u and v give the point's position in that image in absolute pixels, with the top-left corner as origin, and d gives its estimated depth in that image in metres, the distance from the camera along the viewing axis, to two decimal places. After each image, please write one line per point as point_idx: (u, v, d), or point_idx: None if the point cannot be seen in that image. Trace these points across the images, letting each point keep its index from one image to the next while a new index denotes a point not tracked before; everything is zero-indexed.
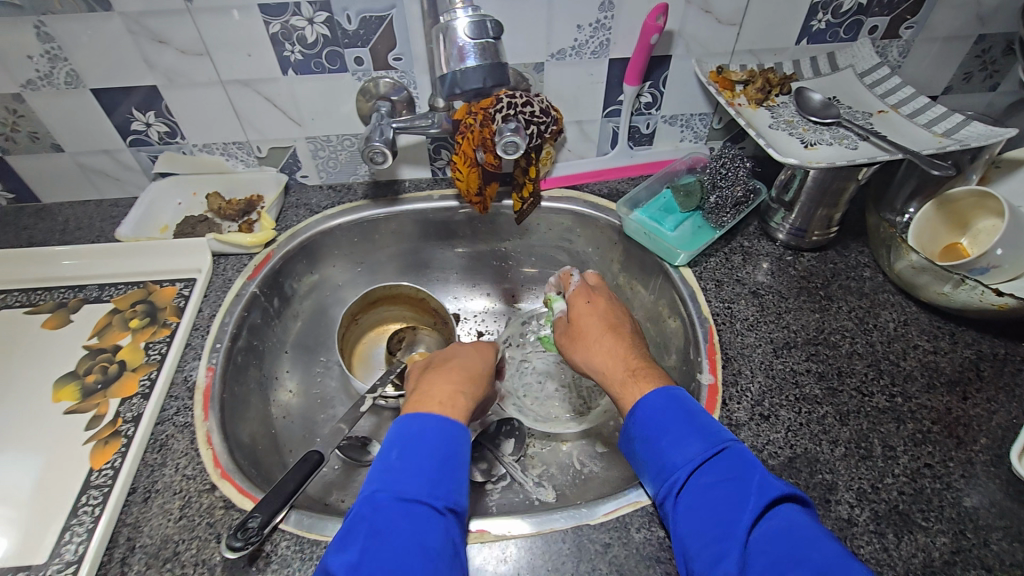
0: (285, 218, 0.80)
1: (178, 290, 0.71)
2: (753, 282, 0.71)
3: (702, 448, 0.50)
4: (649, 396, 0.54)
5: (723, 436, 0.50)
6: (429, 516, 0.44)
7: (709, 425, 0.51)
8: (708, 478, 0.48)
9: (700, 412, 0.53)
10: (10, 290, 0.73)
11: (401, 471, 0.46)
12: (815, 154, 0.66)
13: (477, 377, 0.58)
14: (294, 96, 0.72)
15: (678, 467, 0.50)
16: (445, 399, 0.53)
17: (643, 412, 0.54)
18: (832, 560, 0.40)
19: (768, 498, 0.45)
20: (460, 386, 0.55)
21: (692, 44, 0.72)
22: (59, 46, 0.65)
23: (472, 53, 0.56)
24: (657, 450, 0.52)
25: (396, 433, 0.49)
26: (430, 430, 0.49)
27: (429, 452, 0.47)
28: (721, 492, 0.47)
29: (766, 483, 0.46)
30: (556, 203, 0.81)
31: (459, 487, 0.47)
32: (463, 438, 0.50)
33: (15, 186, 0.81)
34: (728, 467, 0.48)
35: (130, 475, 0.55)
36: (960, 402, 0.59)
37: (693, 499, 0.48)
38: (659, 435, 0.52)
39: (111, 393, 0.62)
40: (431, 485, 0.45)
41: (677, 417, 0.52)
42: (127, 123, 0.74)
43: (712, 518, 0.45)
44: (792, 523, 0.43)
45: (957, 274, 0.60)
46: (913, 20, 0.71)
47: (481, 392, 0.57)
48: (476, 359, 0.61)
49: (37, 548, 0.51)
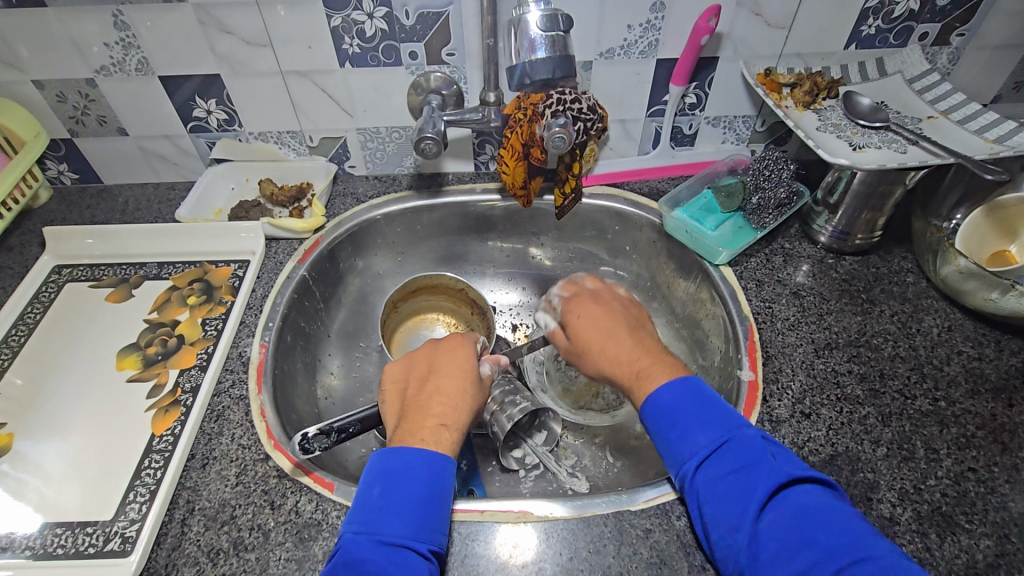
0: (334, 206, 0.83)
1: (232, 271, 0.75)
2: (794, 283, 0.71)
3: (708, 440, 0.49)
4: (663, 389, 0.52)
5: (733, 425, 0.49)
6: (410, 559, 0.45)
7: (720, 413, 0.50)
8: (717, 471, 0.47)
9: (704, 398, 0.51)
10: (75, 265, 0.77)
11: (382, 511, 0.46)
12: (864, 157, 0.67)
13: (462, 393, 0.55)
14: (348, 88, 0.75)
15: (687, 459, 0.49)
16: (426, 437, 0.50)
17: (653, 405, 0.52)
18: (845, 542, 0.41)
19: (778, 483, 0.45)
20: (440, 417, 0.52)
21: (740, 47, 0.73)
22: (133, 35, 0.69)
23: (542, 45, 0.58)
24: (668, 443, 0.51)
25: (379, 466, 0.49)
26: (414, 466, 0.48)
27: (410, 494, 0.47)
28: (731, 481, 0.46)
29: (776, 470, 0.46)
30: (597, 199, 0.83)
31: (439, 527, 0.48)
32: (446, 470, 0.49)
33: (80, 168, 0.85)
34: (738, 457, 0.47)
35: (189, 442, 0.58)
36: (1006, 409, 0.59)
37: (706, 490, 0.47)
38: (668, 428, 0.51)
39: (170, 364, 0.65)
40: (409, 529, 0.46)
41: (689, 409, 0.51)
42: (190, 110, 0.77)
43: (724, 509, 0.46)
44: (804, 506, 0.44)
45: (1008, 280, 0.59)
46: (964, 27, 0.71)
47: (468, 416, 0.54)
48: (462, 374, 0.57)
49: (103, 505, 0.54)
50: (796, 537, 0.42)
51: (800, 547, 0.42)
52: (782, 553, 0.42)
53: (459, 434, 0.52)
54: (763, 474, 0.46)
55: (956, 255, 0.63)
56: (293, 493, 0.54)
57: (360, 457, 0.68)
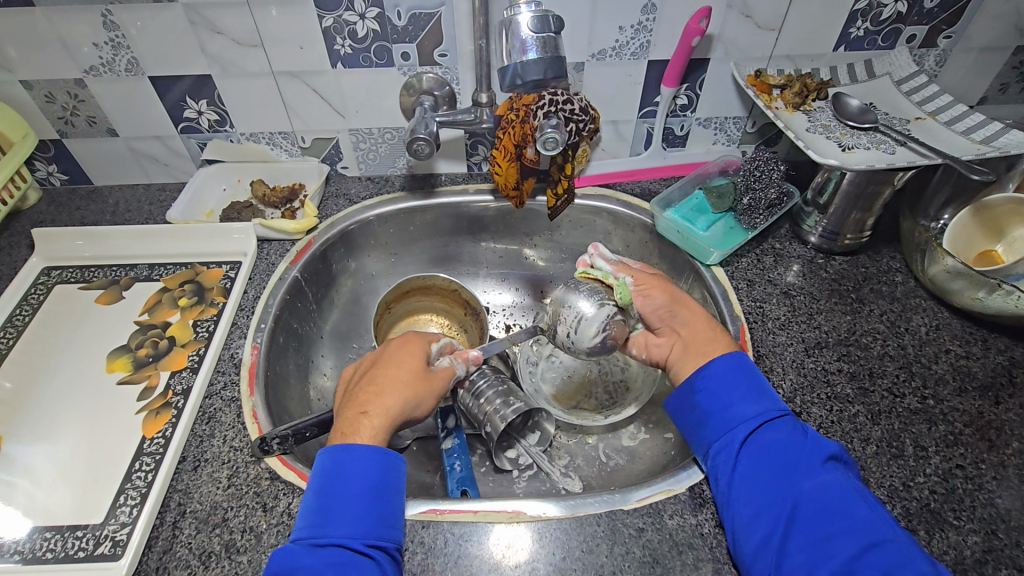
0: (326, 207, 0.82)
1: (224, 272, 0.74)
2: (785, 283, 0.72)
3: (764, 409, 0.52)
4: (722, 357, 0.56)
5: (782, 402, 0.54)
6: (345, 558, 0.45)
7: (771, 391, 0.54)
8: (768, 436, 0.51)
9: (760, 376, 0.55)
10: (65, 267, 0.76)
11: (318, 514, 0.47)
12: (853, 158, 0.68)
13: (394, 382, 0.56)
14: (341, 89, 0.75)
15: (740, 422, 0.52)
16: (347, 429, 0.52)
17: (705, 374, 0.55)
18: (879, 519, 0.45)
19: (823, 458, 0.49)
20: (363, 404, 0.54)
21: (731, 48, 0.73)
22: (123, 35, 0.68)
23: (533, 46, 0.58)
24: (718, 406, 0.53)
25: (315, 471, 0.50)
26: (346, 464, 0.49)
27: (343, 493, 0.48)
28: (781, 449, 0.50)
29: (821, 446, 0.50)
30: (589, 200, 0.83)
31: (378, 520, 0.48)
32: (379, 465, 0.50)
33: (69, 169, 0.84)
34: (787, 429, 0.51)
35: (180, 445, 0.57)
36: (993, 406, 0.59)
37: (753, 452, 0.50)
38: (723, 393, 0.54)
39: (161, 366, 0.65)
40: (343, 528, 0.46)
41: (747, 377, 0.54)
42: (180, 111, 0.77)
43: (772, 472, 0.49)
44: (845, 483, 0.47)
45: (994, 279, 0.60)
46: (950, 29, 0.72)
47: (396, 404, 0.55)
48: (404, 366, 0.58)
49: (94, 509, 0.53)
50: (838, 507, 0.45)
51: (841, 516, 0.45)
52: (825, 519, 0.45)
53: (382, 421, 0.53)
54: (810, 448, 0.50)
55: (943, 254, 0.64)
56: (285, 495, 0.54)
57: None
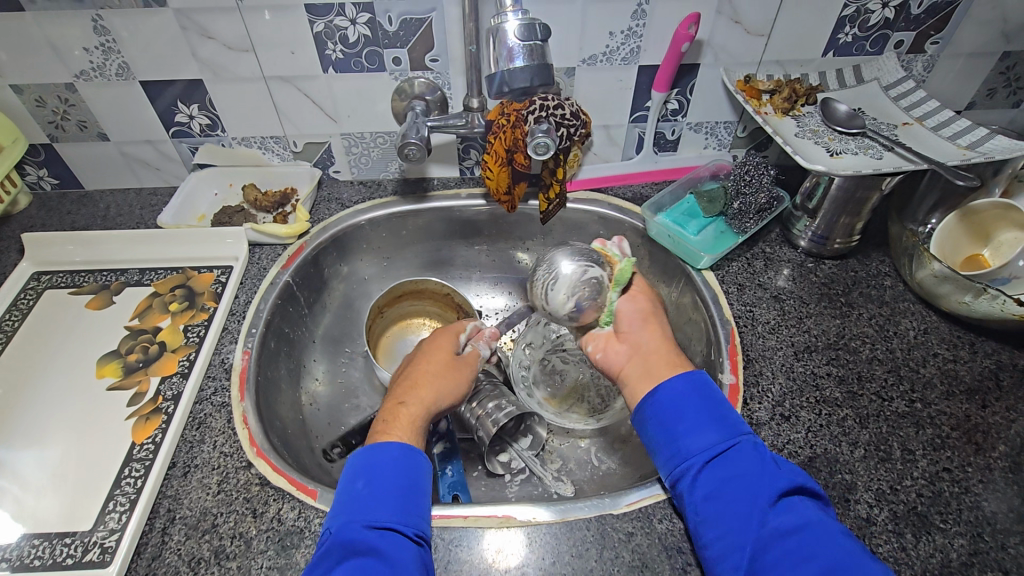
0: (318, 211, 0.82)
1: (215, 277, 0.74)
2: (775, 287, 0.72)
3: (716, 438, 0.50)
4: (672, 380, 0.54)
5: (740, 426, 0.51)
6: (399, 542, 0.45)
7: (727, 415, 0.52)
8: (720, 471, 0.48)
9: (717, 398, 0.53)
10: (55, 271, 0.76)
11: (369, 499, 0.47)
12: (841, 163, 0.68)
13: (426, 375, 0.59)
14: (332, 94, 0.75)
15: (692, 454, 0.50)
16: (387, 418, 0.54)
17: (654, 400, 0.53)
18: (844, 558, 0.41)
19: (781, 490, 0.46)
20: (400, 396, 0.56)
21: (721, 54, 0.74)
22: (113, 39, 0.68)
23: (520, 54, 0.58)
24: (670, 436, 0.52)
25: (359, 461, 0.50)
26: (393, 455, 0.50)
27: (393, 481, 0.48)
28: (735, 483, 0.47)
29: (779, 477, 0.47)
30: (581, 204, 0.83)
31: (424, 514, 0.48)
32: (421, 460, 0.51)
33: (60, 173, 0.84)
34: (741, 459, 0.48)
35: (170, 451, 0.57)
36: (979, 410, 0.60)
37: (708, 489, 0.48)
38: (674, 422, 0.52)
39: (152, 371, 0.64)
40: (397, 515, 0.47)
41: (697, 402, 0.52)
42: (171, 115, 0.77)
43: (729, 510, 0.46)
44: (805, 518, 0.44)
45: (980, 283, 0.61)
46: (938, 35, 0.73)
47: (433, 394, 0.57)
48: (433, 360, 0.61)
49: (82, 515, 0.53)
50: (799, 547, 0.42)
51: (803, 557, 0.41)
52: (785, 563, 0.42)
53: (420, 409, 0.55)
54: (766, 480, 0.47)
55: (930, 259, 0.64)
56: (276, 501, 0.54)
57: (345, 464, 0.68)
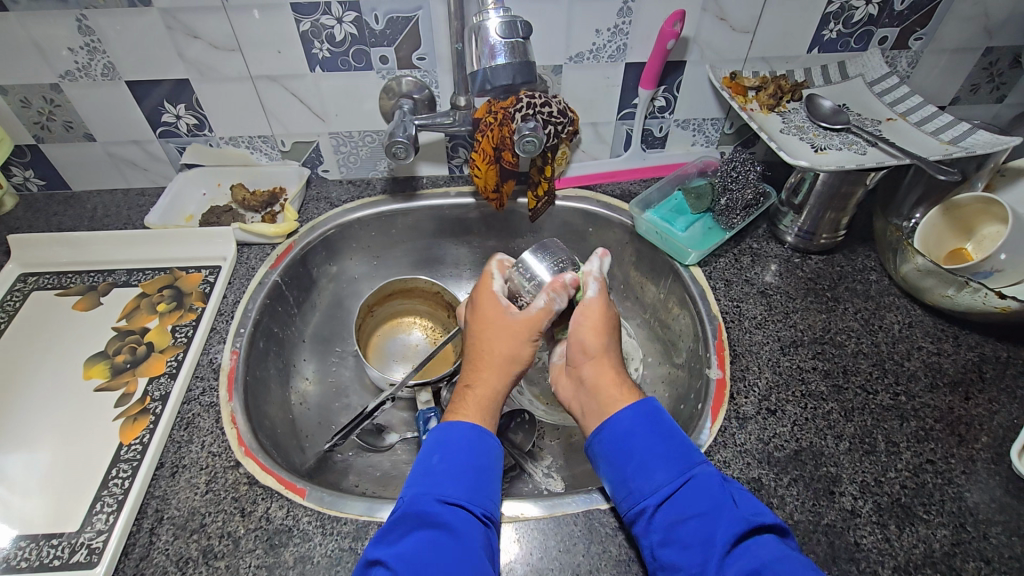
0: (306, 210, 0.82)
1: (203, 277, 0.74)
2: (761, 283, 0.73)
3: (667, 478, 0.48)
4: (620, 416, 0.52)
5: (692, 460, 0.50)
6: (467, 520, 0.46)
7: (679, 448, 0.50)
8: (674, 512, 0.47)
9: (670, 431, 0.52)
10: (41, 273, 0.75)
11: (441, 475, 0.48)
12: (825, 158, 0.69)
13: (483, 353, 0.57)
14: (319, 93, 0.75)
15: (645, 495, 0.48)
16: (457, 403, 0.55)
17: (603, 440, 0.52)
18: None
19: (738, 531, 0.44)
20: (466, 379, 0.56)
21: (707, 51, 0.74)
22: (98, 39, 0.68)
23: (502, 52, 0.58)
24: (622, 475, 0.50)
25: (438, 436, 0.52)
26: (469, 434, 0.51)
27: (466, 460, 0.49)
28: (691, 524, 0.46)
29: (735, 515, 0.45)
30: (570, 202, 0.84)
31: (494, 496, 0.49)
32: (494, 446, 0.52)
33: (46, 174, 0.84)
34: (694, 497, 0.47)
35: (158, 451, 0.57)
36: (963, 402, 0.60)
37: (663, 532, 0.47)
38: (625, 461, 0.50)
39: (139, 372, 0.64)
40: (469, 493, 0.48)
41: (646, 439, 0.51)
42: (158, 115, 0.77)
43: (687, 554, 0.45)
44: (765, 558, 0.42)
45: (962, 277, 0.61)
46: (921, 31, 0.73)
47: (497, 373, 0.56)
48: (487, 331, 0.58)
49: (70, 516, 0.53)
50: None
51: None
52: None
53: (487, 391, 0.55)
54: (721, 520, 0.45)
55: (914, 253, 0.65)
56: (264, 500, 0.54)
57: (336, 463, 0.68)
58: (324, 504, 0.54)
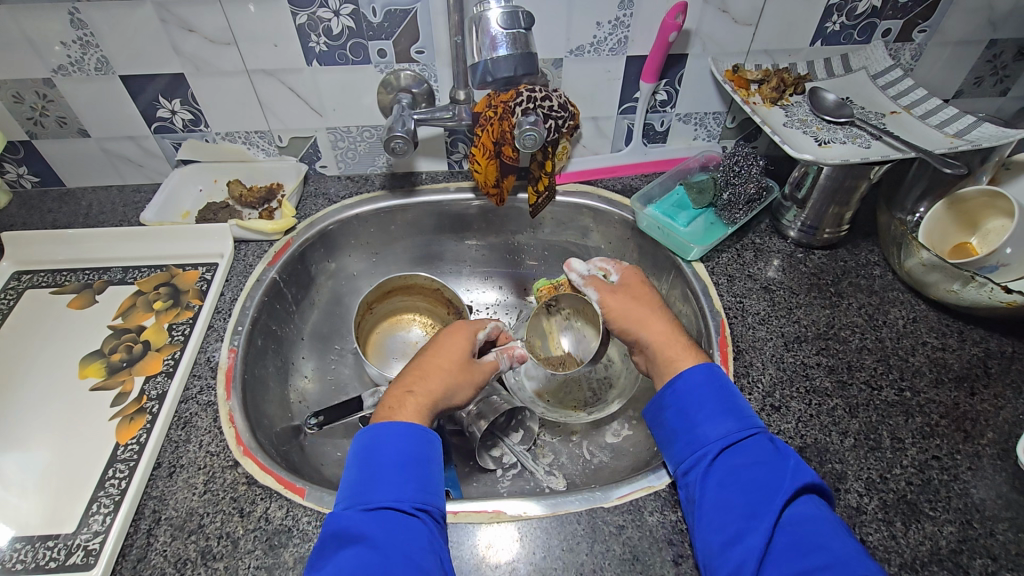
0: (304, 207, 0.81)
1: (200, 274, 0.73)
2: (764, 278, 0.72)
3: (736, 427, 0.52)
4: (695, 370, 0.56)
5: (755, 421, 0.53)
6: (388, 518, 0.46)
7: (745, 409, 0.54)
8: (737, 458, 0.50)
9: (737, 394, 0.55)
10: (36, 271, 0.75)
11: (361, 483, 0.48)
12: (829, 152, 0.68)
13: (436, 371, 0.58)
14: (317, 87, 0.74)
15: (711, 441, 0.52)
16: (394, 404, 0.54)
17: (675, 390, 0.56)
18: (856, 552, 0.42)
19: (802, 483, 0.47)
20: (408, 386, 0.56)
21: (709, 44, 0.73)
22: (91, 33, 0.67)
23: (503, 43, 0.57)
24: (692, 421, 0.54)
25: (356, 448, 0.51)
26: (386, 436, 0.51)
27: (384, 461, 0.49)
28: (753, 470, 0.49)
29: (801, 468, 0.48)
30: (570, 197, 0.83)
31: (423, 485, 0.49)
32: (422, 436, 0.51)
33: (40, 171, 0.83)
34: (759, 450, 0.50)
35: (155, 451, 0.56)
36: (968, 397, 0.60)
37: (721, 475, 0.50)
38: (696, 409, 0.54)
39: (136, 371, 0.64)
40: (390, 491, 0.47)
41: (717, 395, 0.54)
42: (153, 110, 0.75)
43: (749, 493, 0.48)
44: (820, 512, 0.45)
45: (967, 271, 0.61)
46: (925, 24, 0.73)
47: (439, 390, 0.57)
48: (443, 353, 0.60)
49: (65, 518, 0.52)
50: (813, 537, 0.43)
51: (817, 548, 0.42)
52: (800, 552, 0.43)
53: (427, 403, 0.55)
54: (787, 471, 0.48)
55: (919, 248, 0.64)
56: (263, 499, 0.53)
57: (336, 462, 0.68)
58: (324, 504, 0.53)
